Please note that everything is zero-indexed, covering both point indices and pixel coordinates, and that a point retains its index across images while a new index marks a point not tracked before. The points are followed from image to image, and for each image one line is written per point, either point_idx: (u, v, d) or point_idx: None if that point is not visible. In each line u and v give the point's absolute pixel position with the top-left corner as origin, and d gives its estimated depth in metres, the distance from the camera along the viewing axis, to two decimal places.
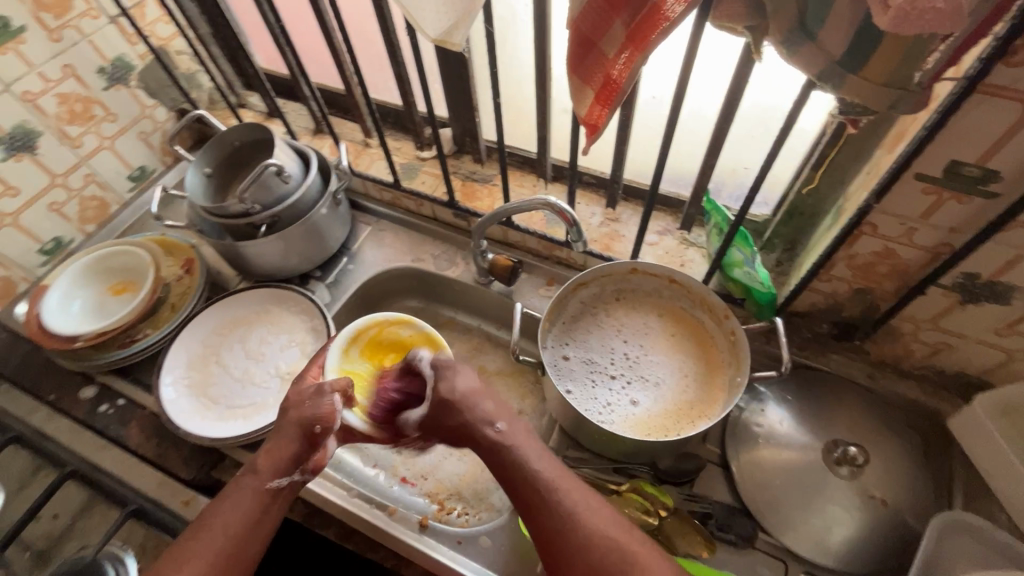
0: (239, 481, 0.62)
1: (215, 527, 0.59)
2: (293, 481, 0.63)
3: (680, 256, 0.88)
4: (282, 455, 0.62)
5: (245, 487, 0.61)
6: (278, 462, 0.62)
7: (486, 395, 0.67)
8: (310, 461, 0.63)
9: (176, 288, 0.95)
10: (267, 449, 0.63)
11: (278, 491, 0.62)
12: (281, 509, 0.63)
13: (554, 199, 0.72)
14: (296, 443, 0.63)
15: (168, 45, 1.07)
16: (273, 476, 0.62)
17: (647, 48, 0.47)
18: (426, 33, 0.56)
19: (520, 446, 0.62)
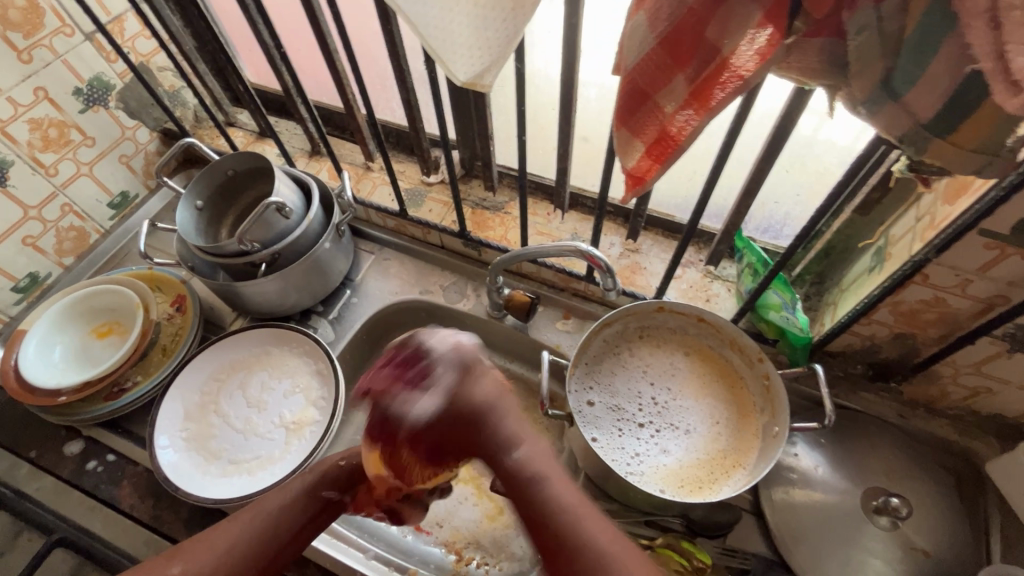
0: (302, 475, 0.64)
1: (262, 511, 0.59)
2: (342, 499, 0.64)
3: (705, 290, 0.84)
4: (347, 467, 0.64)
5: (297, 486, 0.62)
6: (340, 473, 0.64)
7: (501, 407, 0.54)
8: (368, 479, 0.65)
9: (167, 329, 0.89)
10: (337, 458, 0.65)
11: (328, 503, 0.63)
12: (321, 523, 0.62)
13: (585, 244, 0.70)
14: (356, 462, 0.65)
15: (149, 62, 0.99)
16: (330, 484, 0.63)
17: (712, 104, 0.43)
18: (454, 75, 0.51)
19: (546, 475, 0.49)
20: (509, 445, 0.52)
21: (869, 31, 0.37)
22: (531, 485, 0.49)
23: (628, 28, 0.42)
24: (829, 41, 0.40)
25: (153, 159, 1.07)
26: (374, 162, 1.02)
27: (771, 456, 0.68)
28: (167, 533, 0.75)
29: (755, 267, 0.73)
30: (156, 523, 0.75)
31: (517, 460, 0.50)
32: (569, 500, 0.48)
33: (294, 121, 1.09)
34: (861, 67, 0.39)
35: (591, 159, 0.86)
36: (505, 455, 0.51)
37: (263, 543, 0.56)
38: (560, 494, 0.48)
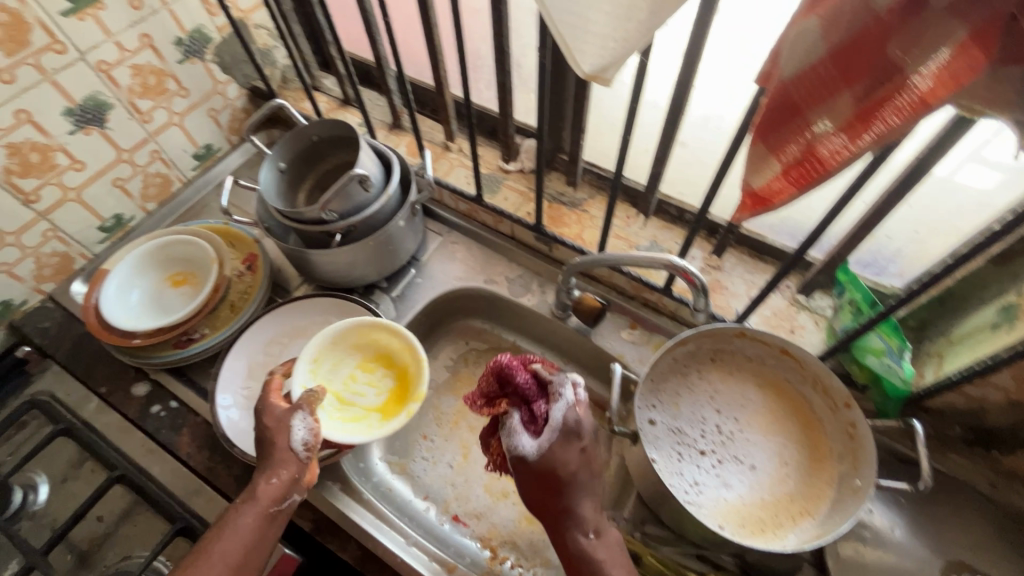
0: (238, 510, 0.63)
1: (216, 554, 0.60)
2: (292, 502, 0.65)
3: (790, 319, 0.79)
4: (279, 484, 0.64)
5: (245, 514, 0.63)
6: (274, 490, 0.64)
7: (585, 474, 0.66)
8: (304, 480, 0.66)
9: (237, 286, 0.90)
10: (266, 476, 0.65)
11: (279, 513, 0.64)
12: (277, 530, 0.65)
13: (678, 257, 0.65)
14: (292, 469, 0.65)
15: (247, 19, 0.99)
16: (273, 501, 0.64)
17: (876, 131, 0.39)
18: (577, 66, 0.47)
19: (608, 561, 0.64)
20: (580, 530, 0.65)
21: None
22: (589, 566, 0.63)
23: (792, 34, 0.38)
24: None
25: (238, 115, 1.09)
26: (454, 143, 1.00)
27: (850, 511, 0.63)
28: (219, 487, 0.77)
29: (859, 306, 0.67)
30: (209, 475, 0.77)
31: (582, 548, 0.64)
32: None
33: (378, 92, 1.08)
34: None
35: (683, 167, 0.81)
36: (574, 540, 0.65)
37: None
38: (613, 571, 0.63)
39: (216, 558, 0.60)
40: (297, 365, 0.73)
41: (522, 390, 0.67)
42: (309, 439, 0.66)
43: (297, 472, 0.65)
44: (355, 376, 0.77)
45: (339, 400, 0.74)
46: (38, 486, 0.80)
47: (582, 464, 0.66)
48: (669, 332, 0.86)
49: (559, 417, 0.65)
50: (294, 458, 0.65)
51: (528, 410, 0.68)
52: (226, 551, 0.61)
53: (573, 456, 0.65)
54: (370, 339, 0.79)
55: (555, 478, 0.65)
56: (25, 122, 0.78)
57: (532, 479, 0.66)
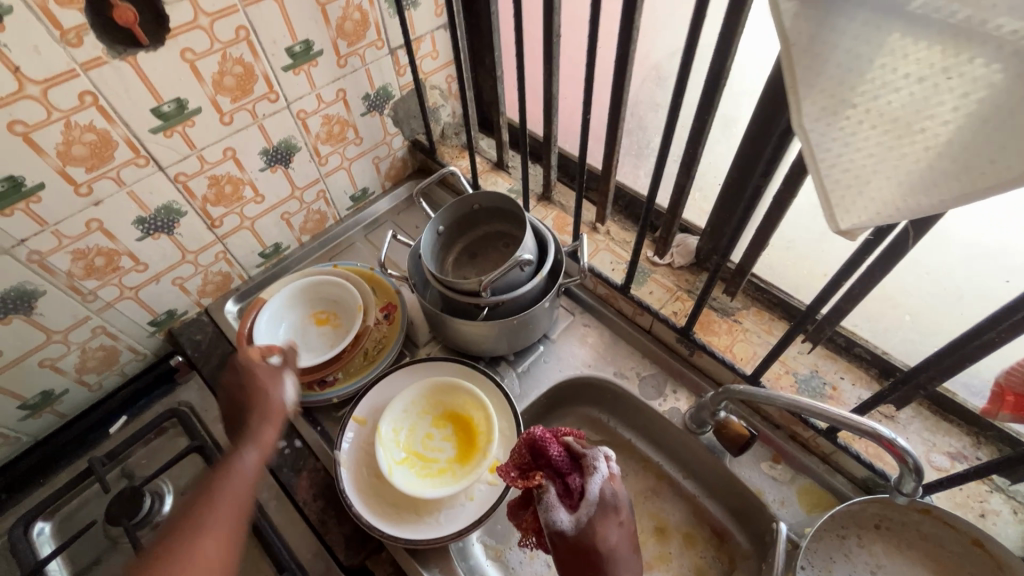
0: (237, 450, 0.64)
1: (222, 493, 0.59)
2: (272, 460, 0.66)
3: (980, 499, 0.68)
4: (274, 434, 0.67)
5: (248, 459, 0.64)
6: (267, 439, 0.66)
7: (624, 552, 0.64)
8: None
9: (374, 334, 0.93)
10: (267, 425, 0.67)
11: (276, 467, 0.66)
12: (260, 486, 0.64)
13: (884, 428, 0.57)
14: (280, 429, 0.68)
15: (427, 80, 1.05)
16: (268, 449, 0.66)
17: None
18: (832, 222, 0.43)
19: None
20: None
21: None
22: None
23: None
24: None
25: (397, 164, 1.14)
26: (603, 224, 0.99)
27: None
28: (328, 542, 0.75)
29: None
30: (320, 528, 0.76)
31: None
32: None
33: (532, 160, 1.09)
34: None
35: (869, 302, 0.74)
36: None
37: (233, 517, 0.58)
38: None
39: (225, 497, 0.59)
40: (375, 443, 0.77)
41: (553, 462, 0.65)
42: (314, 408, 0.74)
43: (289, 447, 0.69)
44: (429, 434, 0.82)
45: (421, 458, 0.80)
46: (165, 496, 0.83)
47: (620, 542, 0.64)
48: (818, 476, 0.77)
49: (597, 491, 0.63)
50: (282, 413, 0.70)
51: (562, 484, 0.65)
52: (230, 488, 0.60)
53: (616, 535, 0.63)
54: (433, 397, 0.84)
55: (593, 554, 0.62)
56: (230, 158, 0.85)
57: (570, 559, 0.63)
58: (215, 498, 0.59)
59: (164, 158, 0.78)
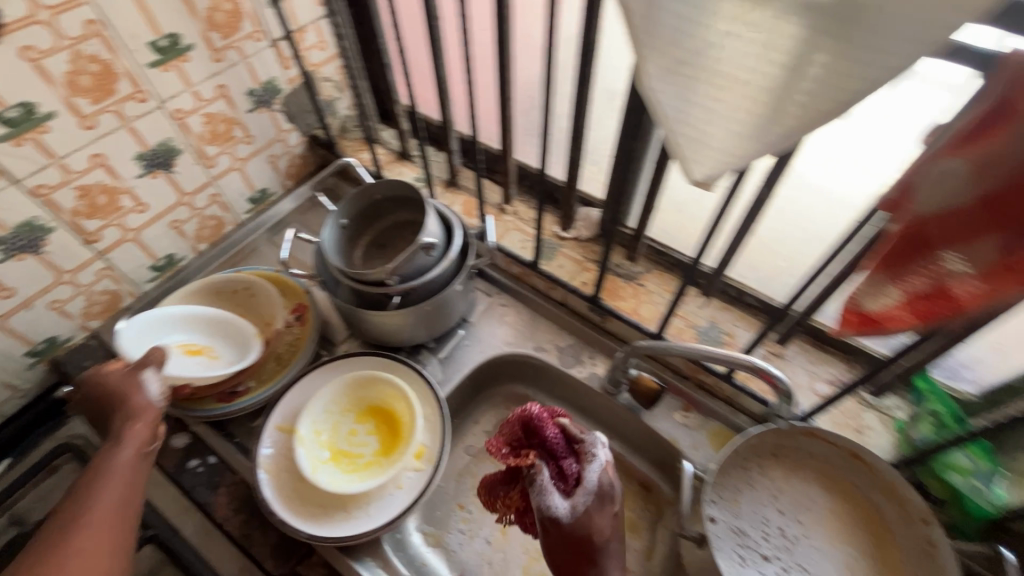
0: (106, 452, 0.62)
1: (98, 492, 0.59)
2: (152, 448, 0.66)
3: (857, 418, 0.76)
4: (143, 429, 0.65)
5: (124, 454, 0.62)
6: (141, 433, 0.65)
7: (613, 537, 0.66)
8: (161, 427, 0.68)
9: (285, 337, 0.89)
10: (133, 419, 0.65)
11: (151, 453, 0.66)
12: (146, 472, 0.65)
13: (758, 358, 0.63)
14: (148, 420, 0.67)
15: (317, 72, 1.01)
16: (144, 441, 0.65)
17: (1014, 287, 0.37)
18: (685, 173, 0.48)
19: None
20: None
21: None
22: None
23: (926, 169, 0.37)
24: None
25: (297, 162, 1.10)
26: (510, 205, 1.00)
27: None
28: (254, 555, 0.73)
29: (945, 420, 0.66)
30: (244, 542, 0.73)
31: None
32: None
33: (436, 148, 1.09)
34: None
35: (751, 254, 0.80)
36: None
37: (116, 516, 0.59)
38: None
39: (101, 497, 0.59)
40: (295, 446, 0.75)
41: (551, 443, 0.66)
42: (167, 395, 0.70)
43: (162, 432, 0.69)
44: (353, 430, 0.81)
45: (345, 455, 0.78)
46: None
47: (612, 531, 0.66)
48: (724, 417, 0.83)
49: (594, 480, 0.65)
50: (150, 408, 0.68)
51: (556, 466, 0.67)
52: (110, 487, 0.60)
53: (609, 525, 0.65)
54: (354, 393, 0.83)
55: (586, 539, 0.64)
56: (99, 166, 0.79)
57: (563, 546, 0.65)
58: (97, 497, 0.59)
59: (16, 169, 0.71)
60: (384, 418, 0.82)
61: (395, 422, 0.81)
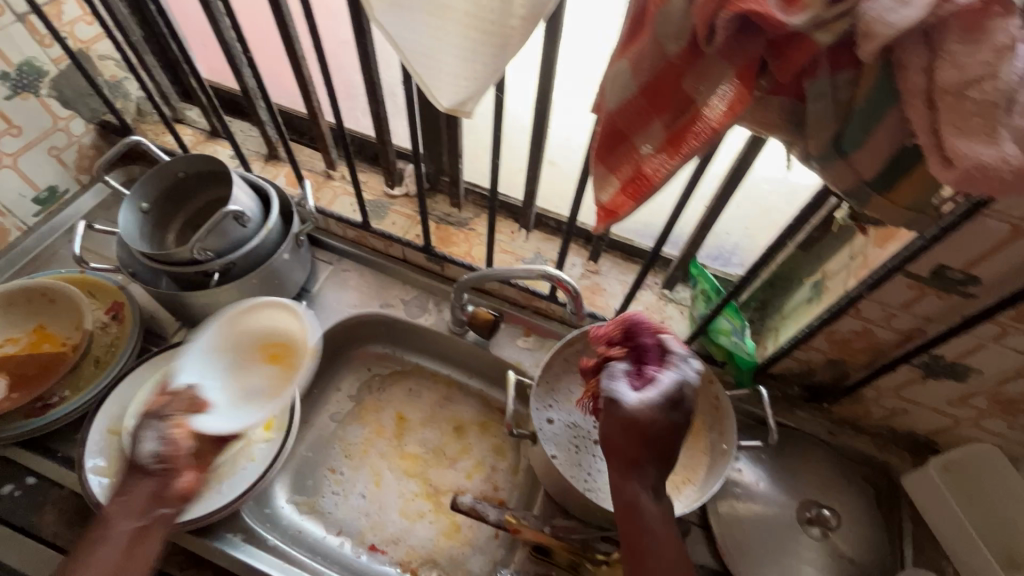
0: (103, 528, 0.55)
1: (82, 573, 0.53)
2: (161, 515, 0.57)
3: (661, 311, 0.88)
4: (129, 495, 0.56)
5: (118, 530, 0.55)
6: (129, 503, 0.56)
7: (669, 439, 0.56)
8: (171, 484, 0.58)
9: (102, 339, 0.82)
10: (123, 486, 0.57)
11: (154, 521, 0.57)
12: (156, 545, 0.57)
13: (554, 269, 0.72)
14: (146, 484, 0.57)
15: (89, 49, 0.92)
16: (139, 512, 0.56)
17: (683, 151, 0.46)
18: (438, 102, 0.52)
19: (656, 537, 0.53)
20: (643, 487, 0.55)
21: (823, 97, 0.41)
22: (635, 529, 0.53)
23: (611, 74, 0.45)
24: (789, 101, 0.43)
25: (88, 153, 1.00)
26: (336, 171, 1.00)
27: (720, 471, 0.72)
28: None
29: (709, 295, 0.79)
30: None
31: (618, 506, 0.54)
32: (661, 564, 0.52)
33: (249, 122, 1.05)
34: (816, 129, 0.43)
35: (555, 184, 0.88)
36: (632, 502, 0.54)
37: None
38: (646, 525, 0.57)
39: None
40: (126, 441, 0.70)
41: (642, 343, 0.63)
42: (165, 450, 0.58)
43: (179, 505, 0.58)
44: None
45: None
46: None
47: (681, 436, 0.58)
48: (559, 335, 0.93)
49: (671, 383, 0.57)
50: (144, 474, 0.57)
51: (635, 368, 0.61)
52: (89, 566, 0.54)
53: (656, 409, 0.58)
54: None
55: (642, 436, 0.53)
56: None
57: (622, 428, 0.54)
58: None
59: None
60: None
61: None
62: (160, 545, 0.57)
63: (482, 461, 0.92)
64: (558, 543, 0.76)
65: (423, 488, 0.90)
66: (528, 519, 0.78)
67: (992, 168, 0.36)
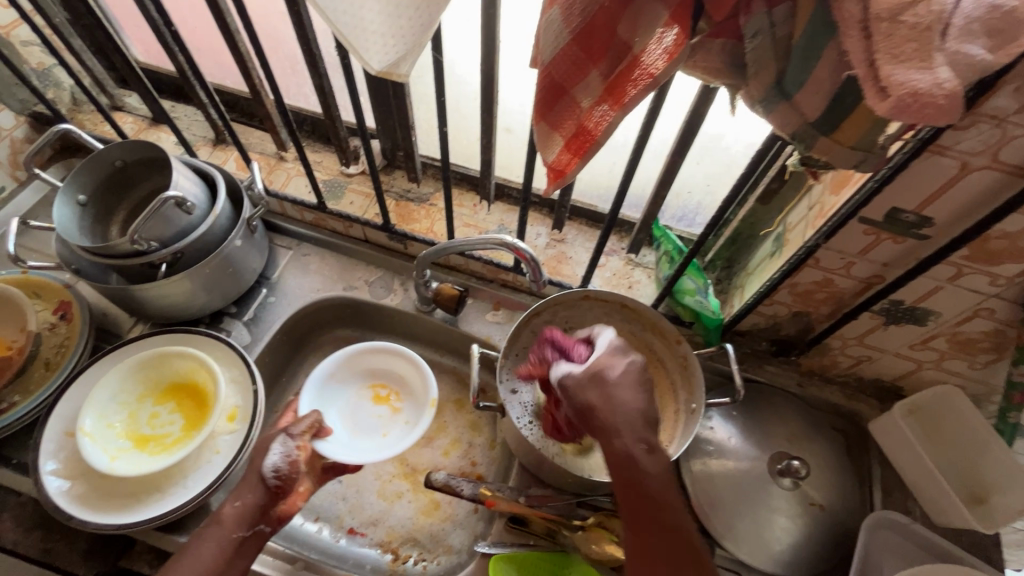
0: (204, 537, 0.59)
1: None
2: (259, 530, 0.60)
3: (628, 277, 0.88)
4: (241, 509, 0.60)
5: (210, 540, 0.59)
6: (241, 514, 0.60)
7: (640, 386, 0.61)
8: (274, 510, 0.62)
9: (50, 341, 0.79)
10: (231, 498, 0.61)
11: (244, 540, 0.60)
12: (248, 558, 0.60)
13: (510, 237, 0.71)
14: (258, 494, 0.61)
15: (9, 35, 0.86)
16: (242, 527, 0.59)
17: (625, 102, 0.44)
18: (367, 64, 0.49)
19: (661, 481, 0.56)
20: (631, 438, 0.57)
21: (761, 34, 0.39)
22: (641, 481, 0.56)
23: (544, 22, 0.42)
24: (729, 43, 0.42)
25: (22, 148, 0.94)
26: (288, 152, 0.96)
27: (690, 431, 0.71)
28: (61, 568, 0.67)
29: (671, 255, 0.78)
30: (46, 558, 0.67)
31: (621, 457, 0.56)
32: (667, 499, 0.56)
33: (193, 106, 1.00)
34: (757, 69, 0.41)
35: (513, 152, 0.86)
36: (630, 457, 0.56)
37: None
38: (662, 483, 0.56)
39: None
40: (80, 442, 0.67)
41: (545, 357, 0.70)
42: (285, 467, 0.63)
43: (276, 524, 0.62)
44: (154, 413, 0.76)
45: (145, 440, 0.73)
46: None
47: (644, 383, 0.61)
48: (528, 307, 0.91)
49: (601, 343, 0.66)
50: (263, 486, 0.61)
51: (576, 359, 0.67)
52: (187, 569, 0.57)
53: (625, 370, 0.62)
54: (149, 376, 0.77)
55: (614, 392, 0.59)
56: None
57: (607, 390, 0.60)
58: None
59: None
60: (186, 395, 0.78)
61: (197, 397, 0.77)
62: (252, 559, 0.60)
63: (458, 438, 0.92)
64: (533, 512, 0.75)
65: (400, 469, 0.89)
66: (503, 492, 0.78)
67: (929, 97, 0.35)
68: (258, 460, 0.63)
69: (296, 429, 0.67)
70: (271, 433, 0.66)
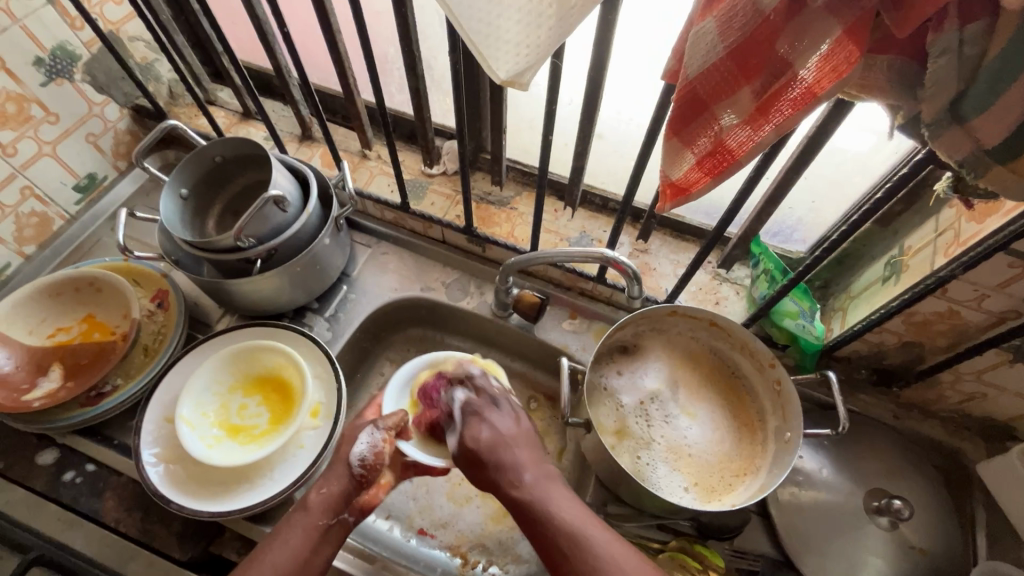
0: (291, 519, 0.60)
1: (267, 562, 0.56)
2: (343, 520, 0.61)
3: (715, 292, 0.84)
4: (330, 495, 0.61)
5: (297, 525, 0.59)
6: (327, 502, 0.61)
7: (522, 444, 0.61)
8: (355, 500, 0.62)
9: (149, 328, 0.82)
10: (318, 486, 0.62)
11: (329, 529, 0.60)
12: (329, 550, 0.59)
13: (609, 250, 0.69)
14: (345, 483, 0.62)
15: (119, 31, 0.90)
16: (326, 513, 0.60)
17: (774, 122, 0.42)
18: (493, 72, 0.47)
19: (549, 498, 0.55)
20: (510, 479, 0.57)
21: (946, 53, 0.36)
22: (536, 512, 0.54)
23: (692, 36, 0.40)
24: (898, 60, 0.38)
25: (124, 139, 0.98)
26: (372, 150, 0.97)
27: (786, 460, 0.68)
28: (158, 548, 0.70)
29: (773, 274, 0.75)
30: (144, 538, 0.71)
31: (520, 493, 0.56)
32: (572, 518, 0.53)
33: (281, 102, 1.02)
34: (935, 90, 0.38)
35: (604, 158, 0.84)
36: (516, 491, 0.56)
37: None
38: (562, 510, 0.54)
39: (262, 568, 0.56)
40: (179, 429, 0.70)
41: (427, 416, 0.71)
42: (371, 457, 0.64)
43: (359, 514, 0.62)
44: (243, 404, 0.78)
45: (236, 430, 0.76)
46: None
47: (523, 437, 0.62)
48: (608, 317, 0.89)
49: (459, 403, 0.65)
50: (348, 474, 0.63)
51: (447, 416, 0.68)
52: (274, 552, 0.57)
53: (501, 421, 0.62)
54: (241, 367, 0.79)
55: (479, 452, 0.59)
56: None
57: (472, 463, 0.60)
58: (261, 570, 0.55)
59: None
60: (274, 388, 0.79)
61: (284, 391, 0.79)
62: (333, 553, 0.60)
63: None
64: None
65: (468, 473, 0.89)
66: None
67: None
68: (346, 451, 0.65)
69: (384, 421, 0.66)
70: (361, 424, 0.67)
